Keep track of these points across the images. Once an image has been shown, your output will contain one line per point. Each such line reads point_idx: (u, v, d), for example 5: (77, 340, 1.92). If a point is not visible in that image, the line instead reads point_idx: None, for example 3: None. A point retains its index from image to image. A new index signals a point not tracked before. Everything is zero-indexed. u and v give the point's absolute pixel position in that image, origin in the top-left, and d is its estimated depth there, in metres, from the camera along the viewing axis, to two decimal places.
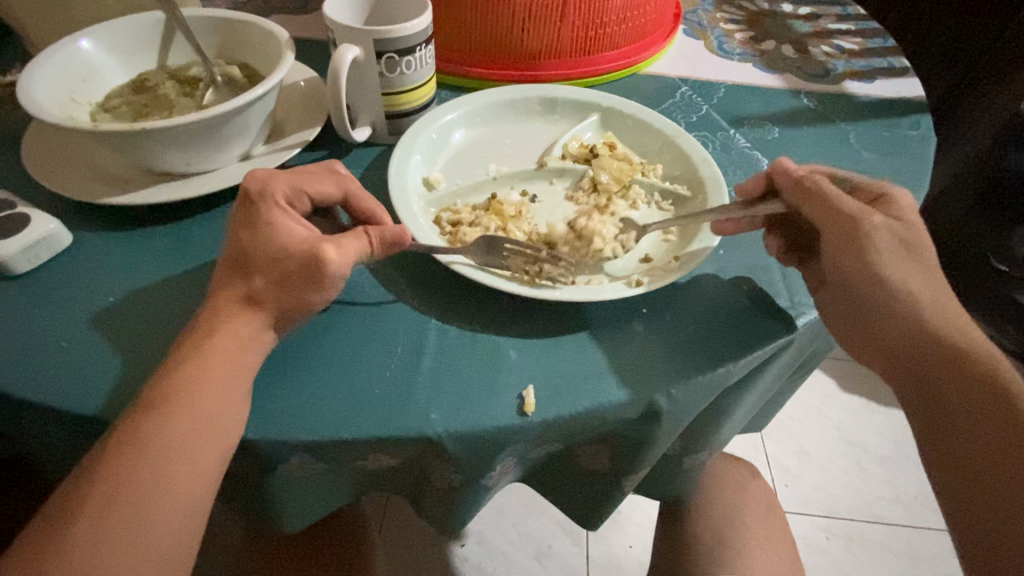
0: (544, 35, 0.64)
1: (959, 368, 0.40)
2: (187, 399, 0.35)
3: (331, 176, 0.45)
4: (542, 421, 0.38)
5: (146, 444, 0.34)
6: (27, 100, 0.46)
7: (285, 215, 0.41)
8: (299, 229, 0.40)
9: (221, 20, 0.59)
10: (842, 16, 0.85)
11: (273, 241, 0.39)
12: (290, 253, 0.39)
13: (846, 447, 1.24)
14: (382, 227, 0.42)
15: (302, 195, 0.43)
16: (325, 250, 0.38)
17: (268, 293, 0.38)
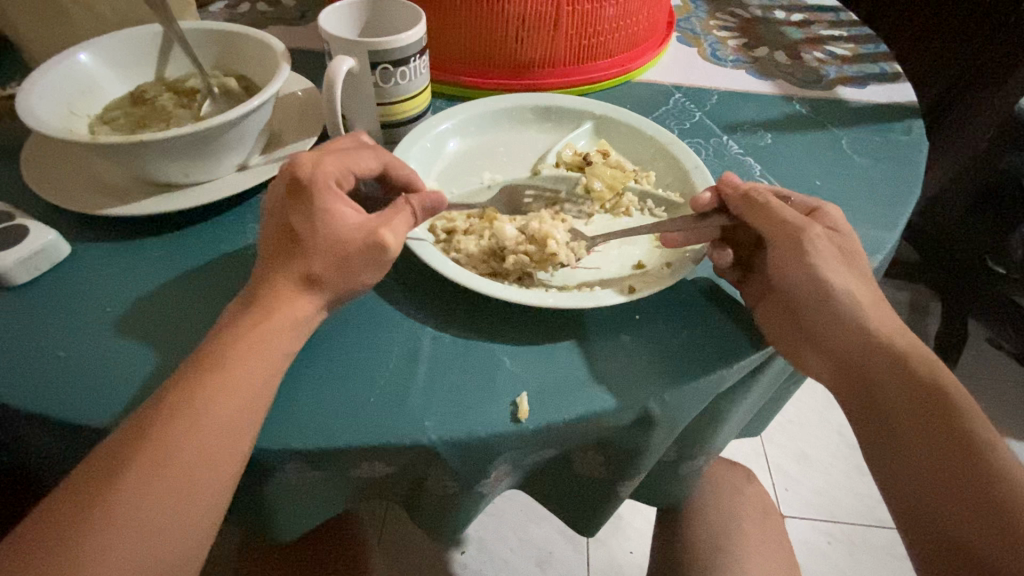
0: (538, 44, 0.65)
1: (895, 366, 0.40)
2: (184, 408, 0.34)
3: (371, 153, 0.45)
4: (535, 428, 0.38)
5: (143, 457, 0.33)
6: (26, 114, 0.46)
7: (338, 200, 0.40)
8: (352, 215, 0.40)
9: (219, 32, 0.60)
10: (834, 22, 0.86)
11: (331, 227, 0.39)
12: (347, 239, 0.39)
13: (846, 451, 1.24)
14: (423, 193, 0.43)
15: (350, 174, 0.43)
16: (384, 236, 0.39)
17: (264, 302, 0.38)
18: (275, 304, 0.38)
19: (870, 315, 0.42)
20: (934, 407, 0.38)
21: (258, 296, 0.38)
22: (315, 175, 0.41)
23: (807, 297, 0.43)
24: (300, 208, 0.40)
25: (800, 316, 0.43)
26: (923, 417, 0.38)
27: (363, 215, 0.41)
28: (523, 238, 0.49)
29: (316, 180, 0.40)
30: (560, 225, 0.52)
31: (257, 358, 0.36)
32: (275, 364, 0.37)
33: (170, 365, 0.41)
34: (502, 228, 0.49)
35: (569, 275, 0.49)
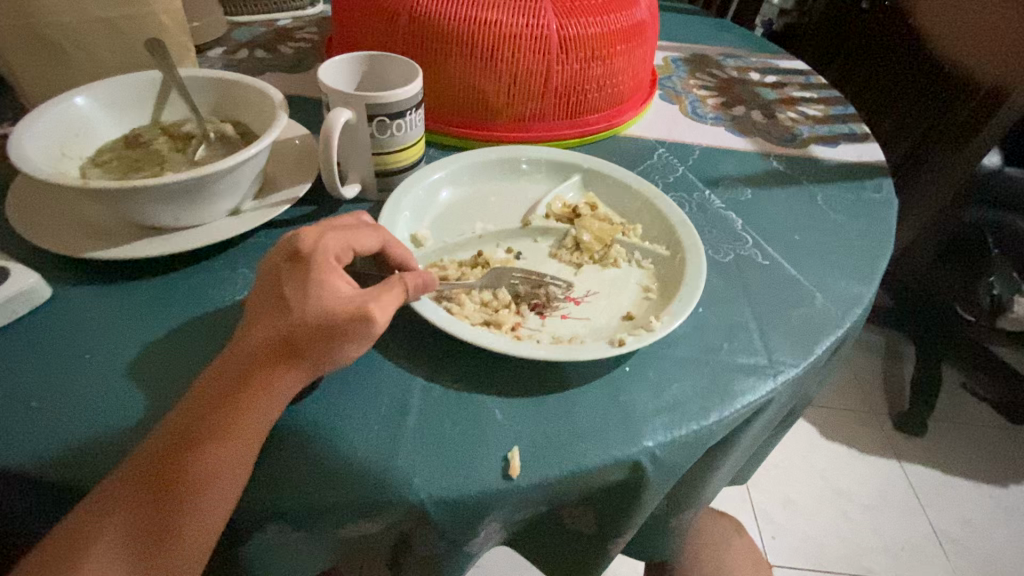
0: (528, 101, 0.67)
1: None
2: (163, 465, 0.34)
3: (371, 229, 0.44)
4: (525, 486, 0.38)
5: (121, 517, 0.32)
6: (16, 155, 0.46)
7: (334, 276, 0.39)
8: (346, 290, 0.39)
9: (218, 80, 0.61)
10: (806, 84, 0.92)
11: (322, 300, 0.38)
12: (336, 314, 0.38)
13: (831, 496, 1.24)
14: (415, 274, 0.44)
15: (350, 251, 0.42)
16: (373, 312, 0.39)
17: (253, 353, 0.37)
18: (266, 354, 0.37)
19: None
20: None
21: (247, 346, 0.38)
22: (318, 248, 0.40)
23: None
24: (295, 260, 0.40)
25: None
26: None
27: (356, 290, 0.40)
28: (564, 212, 0.60)
29: (302, 233, 0.41)
30: (608, 215, 0.60)
31: (246, 410, 0.36)
32: (262, 417, 0.36)
33: (149, 415, 0.40)
34: (546, 204, 0.61)
35: (560, 324, 0.49)
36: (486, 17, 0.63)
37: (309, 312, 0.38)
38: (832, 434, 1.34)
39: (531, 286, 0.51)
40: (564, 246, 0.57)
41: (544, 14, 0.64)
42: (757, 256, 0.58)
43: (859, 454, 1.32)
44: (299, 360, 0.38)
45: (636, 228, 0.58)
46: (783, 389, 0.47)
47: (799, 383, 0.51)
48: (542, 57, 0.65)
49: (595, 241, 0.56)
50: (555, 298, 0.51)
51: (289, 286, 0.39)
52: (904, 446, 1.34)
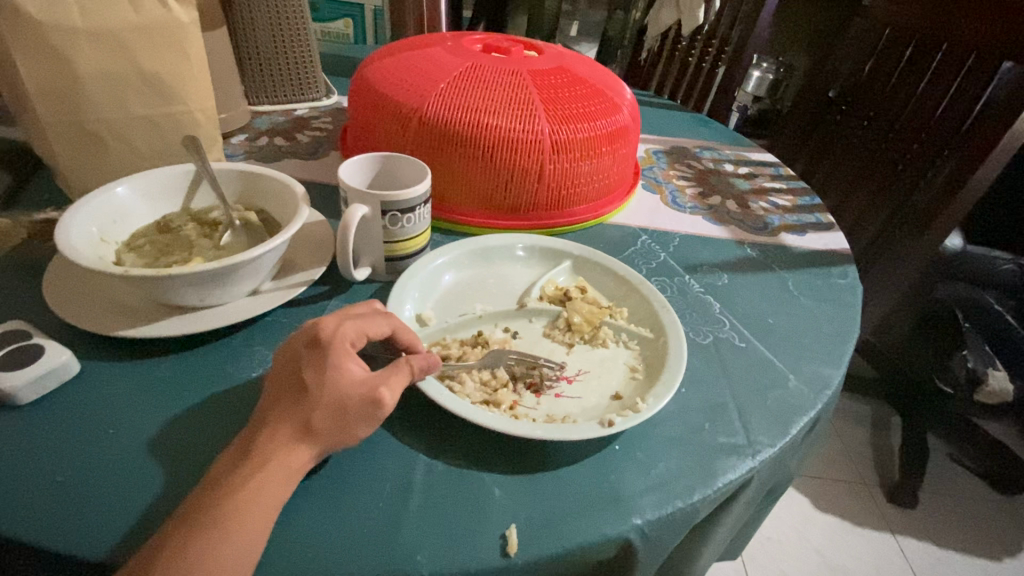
0: (524, 193, 0.75)
1: None
2: (181, 541, 0.36)
3: (383, 316, 0.49)
4: (522, 562, 0.40)
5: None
6: (63, 243, 0.51)
7: (349, 360, 0.43)
8: (359, 374, 0.43)
9: (246, 173, 0.68)
10: (775, 176, 1.02)
11: (337, 383, 0.42)
12: (350, 396, 0.42)
13: (827, 572, 1.22)
14: (421, 356, 0.47)
15: (364, 336, 0.46)
16: (383, 395, 0.42)
17: (272, 434, 0.41)
18: (284, 434, 0.41)
19: None
20: None
21: (267, 425, 0.41)
22: (336, 334, 0.44)
23: None
24: (314, 346, 0.44)
25: None
26: None
27: (368, 372, 0.44)
28: (556, 294, 0.65)
29: (316, 330, 0.45)
30: (596, 298, 0.65)
31: (265, 488, 0.38)
32: (277, 495, 0.39)
33: (168, 490, 0.43)
34: (539, 286, 0.66)
35: (554, 402, 0.53)
36: (488, 122, 0.71)
37: (325, 395, 0.42)
38: (825, 505, 1.35)
39: (526, 366, 0.55)
40: (557, 327, 0.62)
41: (538, 121, 0.73)
42: (735, 338, 0.63)
43: (853, 527, 1.32)
44: (314, 441, 0.41)
45: (622, 310, 0.63)
46: (761, 467, 0.51)
47: (777, 461, 0.54)
48: (536, 157, 0.73)
49: (585, 323, 0.61)
50: (549, 378, 0.55)
51: (308, 371, 0.43)
52: (897, 519, 1.34)
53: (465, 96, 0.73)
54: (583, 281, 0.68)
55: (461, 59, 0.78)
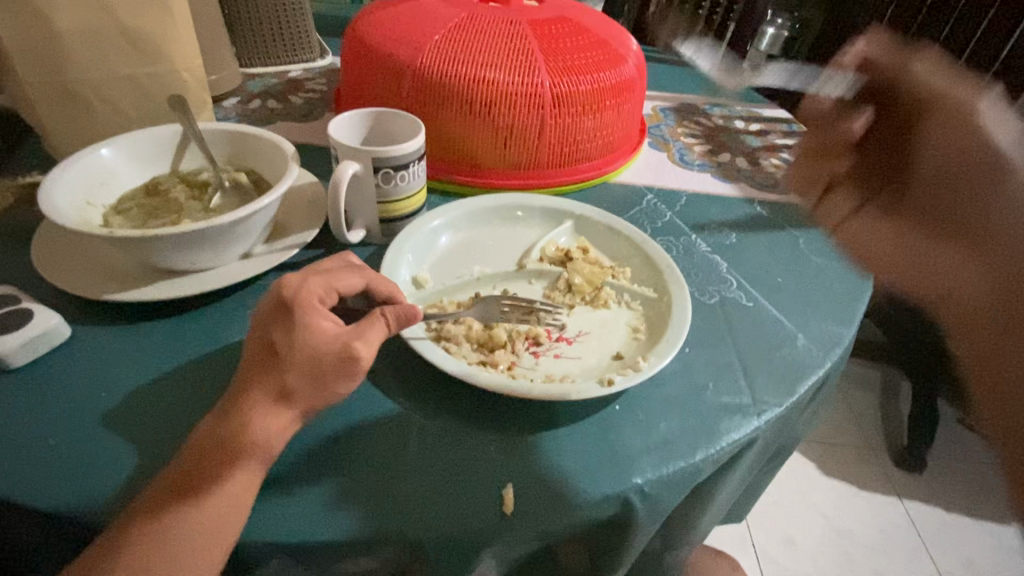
0: (524, 150, 0.72)
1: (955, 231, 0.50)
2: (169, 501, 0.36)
3: (354, 271, 0.47)
4: (519, 522, 0.40)
5: (131, 552, 0.35)
6: (47, 205, 0.50)
7: (319, 314, 0.41)
8: (330, 327, 0.41)
9: (234, 132, 0.65)
10: (788, 132, 0.97)
11: (309, 341, 0.40)
12: (322, 353, 0.40)
13: (832, 535, 1.23)
14: (400, 305, 0.44)
15: (332, 292, 0.45)
16: (359, 348, 0.40)
17: (247, 397, 0.39)
18: (259, 397, 0.39)
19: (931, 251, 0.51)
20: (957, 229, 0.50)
21: (244, 388, 0.40)
22: (299, 292, 0.42)
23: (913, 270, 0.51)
24: (279, 306, 0.42)
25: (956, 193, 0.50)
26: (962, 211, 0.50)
27: (341, 328, 0.42)
28: (556, 255, 0.63)
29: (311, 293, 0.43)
30: (598, 259, 0.63)
31: (248, 451, 0.38)
32: (261, 458, 0.38)
33: (162, 452, 0.42)
34: (540, 247, 0.64)
35: (554, 363, 0.52)
36: (485, 76, 0.68)
37: (298, 356, 0.40)
38: (831, 470, 1.35)
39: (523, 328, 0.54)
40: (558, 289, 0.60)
41: (538, 73, 0.69)
42: (741, 298, 0.61)
43: (859, 491, 1.32)
44: (294, 403, 0.40)
45: (626, 270, 0.61)
46: (767, 427, 0.49)
47: (782, 422, 0.53)
48: (536, 112, 0.69)
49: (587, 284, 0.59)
50: (549, 339, 0.54)
51: (278, 332, 0.41)
52: (903, 483, 1.34)
53: (461, 48, 0.69)
54: (584, 242, 0.65)
55: (456, 9, 0.74)
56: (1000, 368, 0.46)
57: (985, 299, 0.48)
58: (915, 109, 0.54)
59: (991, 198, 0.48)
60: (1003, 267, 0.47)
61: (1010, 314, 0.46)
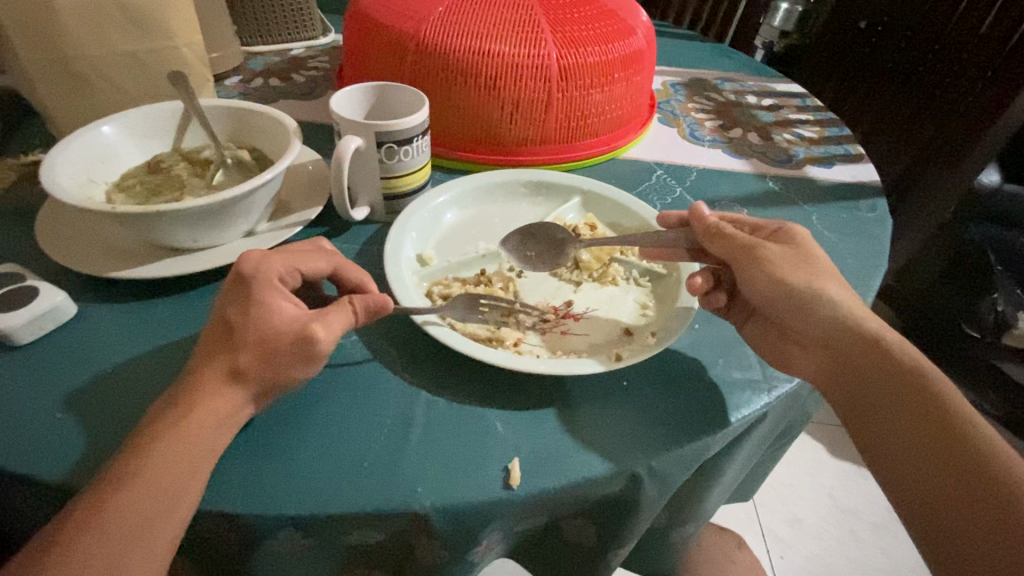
0: (530, 125, 0.70)
1: (909, 401, 0.41)
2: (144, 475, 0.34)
3: (323, 255, 0.46)
4: (527, 495, 0.39)
5: (98, 531, 0.32)
6: (48, 181, 0.49)
7: (277, 295, 0.40)
8: (288, 309, 0.40)
9: (235, 109, 0.64)
10: (802, 107, 0.95)
11: (266, 323, 0.39)
12: (279, 334, 0.38)
13: (839, 516, 1.23)
14: (367, 295, 0.44)
15: (297, 272, 0.44)
16: (315, 330, 0.39)
17: (197, 377, 0.38)
18: (211, 374, 0.38)
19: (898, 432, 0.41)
20: (908, 386, 0.42)
21: (196, 364, 0.38)
22: (256, 270, 0.41)
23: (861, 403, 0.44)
24: (235, 283, 0.41)
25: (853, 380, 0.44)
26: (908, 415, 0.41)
27: (299, 310, 0.40)
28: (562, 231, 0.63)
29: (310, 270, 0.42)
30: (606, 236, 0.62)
31: (200, 427, 0.36)
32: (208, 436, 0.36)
33: None
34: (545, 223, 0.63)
35: (561, 340, 0.51)
36: (490, 48, 0.66)
37: (249, 334, 0.38)
38: (839, 451, 1.34)
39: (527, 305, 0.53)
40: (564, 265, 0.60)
41: (545, 45, 0.67)
42: None
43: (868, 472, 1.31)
44: (243, 383, 0.38)
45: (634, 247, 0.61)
46: (777, 403, 0.48)
47: (792, 399, 0.52)
48: (543, 85, 0.68)
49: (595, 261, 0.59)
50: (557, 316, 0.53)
51: (229, 309, 0.40)
52: None
53: (465, 20, 0.67)
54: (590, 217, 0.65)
55: None
56: (879, 445, 0.42)
57: (832, 372, 0.45)
58: (807, 252, 0.48)
59: (899, 422, 0.41)
60: (839, 350, 0.45)
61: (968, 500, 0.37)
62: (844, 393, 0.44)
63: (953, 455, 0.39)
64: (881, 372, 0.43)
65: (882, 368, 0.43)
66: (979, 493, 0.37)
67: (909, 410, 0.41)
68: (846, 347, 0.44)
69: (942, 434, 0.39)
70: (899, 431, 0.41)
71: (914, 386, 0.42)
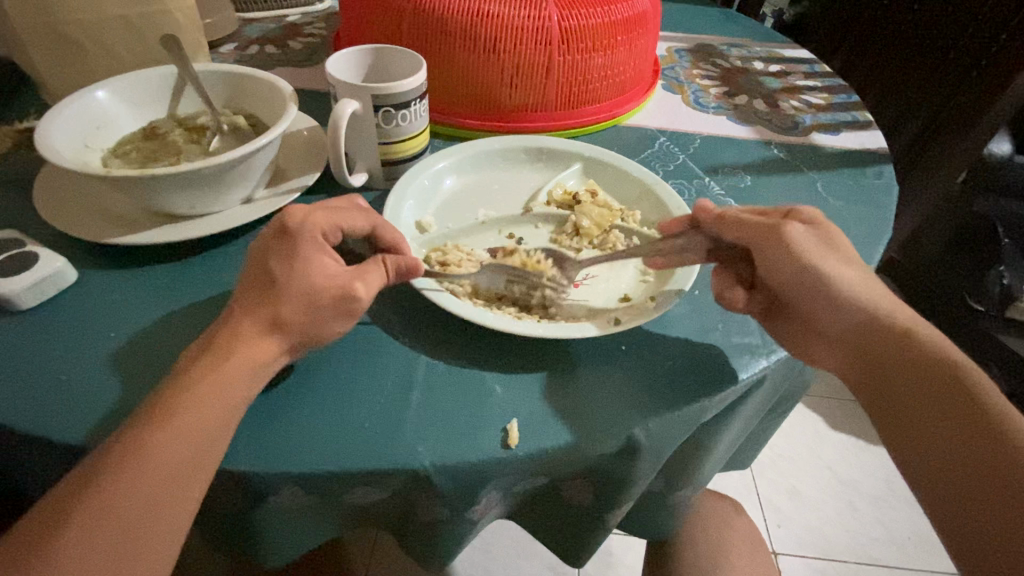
0: (530, 90, 0.69)
1: (921, 375, 0.40)
2: (172, 428, 0.35)
3: (361, 213, 0.46)
4: (525, 454, 0.40)
5: (128, 475, 0.33)
6: (43, 144, 0.49)
7: (321, 251, 0.41)
8: (332, 265, 0.41)
9: (230, 74, 0.63)
10: (809, 73, 0.92)
11: (310, 276, 0.40)
12: (322, 288, 0.40)
13: (838, 487, 1.25)
14: (399, 257, 0.44)
15: (337, 230, 0.44)
16: (359, 289, 0.41)
17: (237, 328, 0.38)
18: (251, 326, 0.38)
19: (914, 409, 0.40)
20: (926, 359, 0.41)
21: None
22: (304, 224, 0.42)
23: (874, 379, 0.42)
24: (255, 236, 0.41)
25: (865, 355, 0.43)
26: (923, 388, 0.40)
27: (342, 267, 0.42)
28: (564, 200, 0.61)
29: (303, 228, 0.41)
30: (608, 203, 0.61)
31: (194, 378, 0.36)
32: (243, 387, 0.37)
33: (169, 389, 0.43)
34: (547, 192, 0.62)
35: (561, 306, 0.51)
36: (488, 10, 0.64)
37: (294, 286, 0.39)
38: (839, 424, 1.35)
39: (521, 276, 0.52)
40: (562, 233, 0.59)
41: (545, 6, 0.65)
42: None
43: (867, 444, 1.32)
44: (284, 334, 0.39)
45: (636, 212, 0.60)
46: (775, 367, 0.48)
47: (789, 364, 0.52)
48: (544, 48, 0.66)
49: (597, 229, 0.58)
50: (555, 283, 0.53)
51: None
52: None
53: None
54: (591, 185, 0.63)
55: None
56: (902, 428, 0.40)
57: (848, 352, 0.44)
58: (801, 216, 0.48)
59: (913, 398, 0.40)
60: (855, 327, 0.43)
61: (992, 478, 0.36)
62: (861, 371, 0.43)
63: (975, 435, 0.37)
64: (892, 347, 0.42)
65: (898, 343, 0.42)
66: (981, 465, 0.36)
67: (923, 383, 0.40)
68: (870, 329, 0.43)
69: (950, 406, 0.39)
70: (907, 403, 0.40)
71: (930, 360, 0.41)
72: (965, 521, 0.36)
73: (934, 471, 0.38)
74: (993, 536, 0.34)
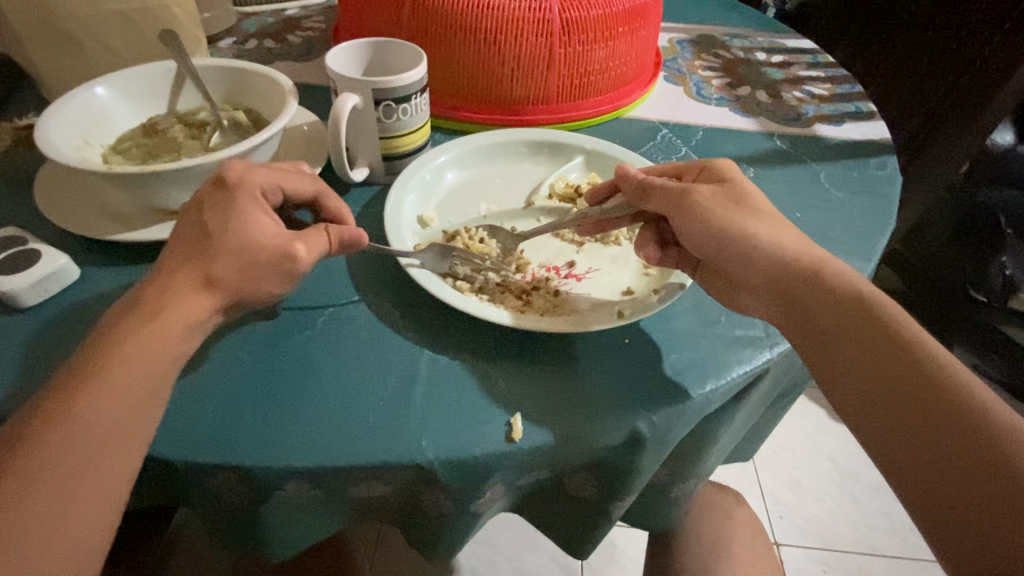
0: (532, 83, 0.68)
1: (855, 330, 0.39)
2: (101, 401, 0.34)
3: (307, 179, 0.47)
4: (528, 447, 0.40)
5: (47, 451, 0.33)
6: (43, 142, 0.48)
7: (258, 208, 0.41)
8: (270, 224, 0.41)
9: (230, 68, 0.63)
10: (813, 64, 0.91)
11: (246, 234, 0.40)
12: (259, 246, 0.40)
13: (839, 478, 1.25)
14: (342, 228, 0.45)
15: (278, 190, 0.45)
16: (298, 248, 0.41)
17: (181, 307, 0.37)
18: (182, 281, 0.38)
19: (860, 366, 0.38)
20: (857, 312, 0.40)
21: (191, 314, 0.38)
22: (243, 180, 0.42)
23: (818, 337, 0.41)
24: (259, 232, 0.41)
25: (802, 313, 0.42)
26: (862, 343, 0.38)
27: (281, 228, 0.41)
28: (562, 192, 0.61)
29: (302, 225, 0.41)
30: None
31: None
32: (175, 344, 0.37)
33: None
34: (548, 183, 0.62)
35: (565, 300, 0.51)
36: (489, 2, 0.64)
37: (228, 247, 0.39)
38: (841, 415, 1.35)
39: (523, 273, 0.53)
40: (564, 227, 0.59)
41: None
42: None
43: None
44: None
45: None
46: (778, 360, 0.48)
47: (792, 358, 0.52)
48: (545, 41, 0.65)
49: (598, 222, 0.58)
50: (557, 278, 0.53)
51: (231, 258, 0.39)
52: None
53: None
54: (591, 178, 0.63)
55: None
56: (855, 392, 0.38)
57: (790, 315, 0.43)
58: (739, 190, 0.48)
59: (852, 356, 0.39)
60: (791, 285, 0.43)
61: (947, 437, 0.33)
62: (805, 334, 0.42)
63: (927, 393, 0.35)
64: (851, 326, 0.39)
65: (836, 305, 0.41)
66: (965, 448, 0.33)
67: (860, 340, 0.39)
68: (799, 284, 0.42)
69: (917, 386, 0.36)
70: (868, 367, 0.38)
71: (867, 318, 0.39)
72: (946, 491, 0.33)
73: (911, 443, 0.34)
74: (959, 500, 0.32)
